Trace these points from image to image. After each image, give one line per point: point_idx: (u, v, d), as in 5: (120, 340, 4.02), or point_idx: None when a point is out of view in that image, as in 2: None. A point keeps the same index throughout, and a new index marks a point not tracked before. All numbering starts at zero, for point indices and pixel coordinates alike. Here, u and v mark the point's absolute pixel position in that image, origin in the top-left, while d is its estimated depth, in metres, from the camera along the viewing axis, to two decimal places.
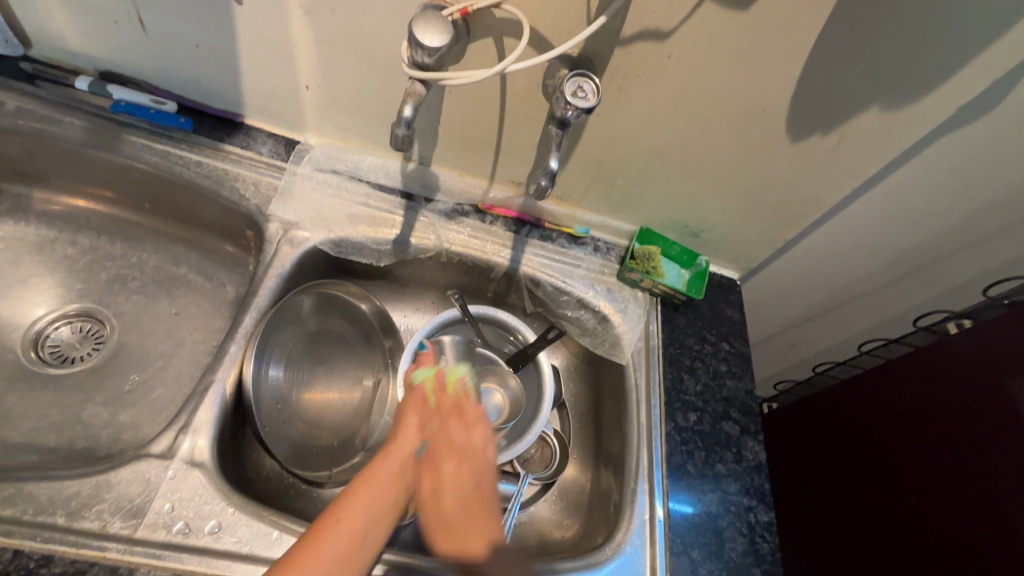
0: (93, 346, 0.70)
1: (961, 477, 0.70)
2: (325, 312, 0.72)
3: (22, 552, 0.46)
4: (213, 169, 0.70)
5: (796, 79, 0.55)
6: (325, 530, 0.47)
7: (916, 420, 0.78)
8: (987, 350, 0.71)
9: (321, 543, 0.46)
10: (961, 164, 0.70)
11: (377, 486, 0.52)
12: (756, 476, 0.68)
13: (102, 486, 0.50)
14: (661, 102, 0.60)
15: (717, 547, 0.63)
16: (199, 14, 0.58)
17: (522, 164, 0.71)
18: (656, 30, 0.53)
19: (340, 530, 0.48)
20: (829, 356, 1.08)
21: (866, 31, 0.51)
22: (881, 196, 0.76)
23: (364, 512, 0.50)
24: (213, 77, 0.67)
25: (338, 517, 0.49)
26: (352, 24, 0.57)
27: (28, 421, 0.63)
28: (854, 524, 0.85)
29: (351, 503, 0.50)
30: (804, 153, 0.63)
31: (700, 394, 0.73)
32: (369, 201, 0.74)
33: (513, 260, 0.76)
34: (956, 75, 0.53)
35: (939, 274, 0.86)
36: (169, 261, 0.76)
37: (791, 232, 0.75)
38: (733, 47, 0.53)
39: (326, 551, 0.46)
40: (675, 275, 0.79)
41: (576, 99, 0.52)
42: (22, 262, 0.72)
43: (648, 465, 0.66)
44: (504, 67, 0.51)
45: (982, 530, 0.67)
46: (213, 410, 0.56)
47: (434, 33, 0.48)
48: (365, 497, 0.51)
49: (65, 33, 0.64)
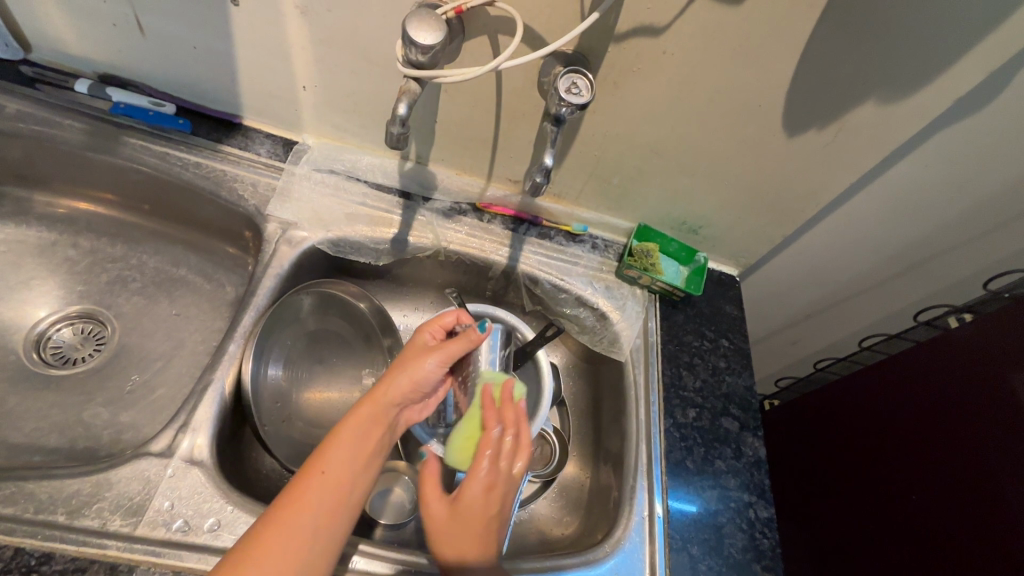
0: (95, 347, 0.71)
1: (965, 474, 0.70)
2: (324, 311, 0.73)
3: (23, 550, 0.46)
4: (211, 171, 0.70)
5: (790, 74, 0.55)
6: (314, 478, 0.47)
7: (918, 417, 0.78)
8: (990, 345, 0.71)
9: (305, 486, 0.47)
10: (958, 158, 0.70)
11: (364, 426, 0.52)
12: (756, 473, 0.68)
13: (102, 484, 0.50)
14: (657, 98, 0.60)
15: (717, 543, 0.63)
16: (195, 15, 0.59)
17: (519, 162, 0.71)
18: (651, 26, 0.53)
19: (325, 473, 0.48)
20: (830, 352, 1.07)
21: (859, 26, 0.51)
22: (879, 192, 0.76)
23: (350, 455, 0.50)
24: (211, 80, 0.68)
25: (326, 465, 0.48)
26: (348, 24, 0.57)
27: (29, 421, 0.63)
28: (857, 522, 0.85)
29: (334, 447, 0.50)
30: (801, 147, 0.63)
31: (699, 391, 0.73)
32: (366, 200, 0.74)
33: (512, 258, 0.76)
34: (953, 66, 0.53)
35: (939, 269, 0.86)
36: (169, 262, 0.76)
37: (790, 228, 0.75)
38: (726, 43, 0.53)
39: (312, 493, 0.46)
40: (673, 272, 0.80)
41: (570, 95, 0.52)
42: (24, 264, 0.72)
43: (646, 460, 0.66)
44: (498, 64, 0.51)
45: (985, 527, 0.66)
46: (212, 409, 0.57)
47: (427, 31, 0.48)
48: (353, 438, 0.51)
49: (65, 36, 0.65)
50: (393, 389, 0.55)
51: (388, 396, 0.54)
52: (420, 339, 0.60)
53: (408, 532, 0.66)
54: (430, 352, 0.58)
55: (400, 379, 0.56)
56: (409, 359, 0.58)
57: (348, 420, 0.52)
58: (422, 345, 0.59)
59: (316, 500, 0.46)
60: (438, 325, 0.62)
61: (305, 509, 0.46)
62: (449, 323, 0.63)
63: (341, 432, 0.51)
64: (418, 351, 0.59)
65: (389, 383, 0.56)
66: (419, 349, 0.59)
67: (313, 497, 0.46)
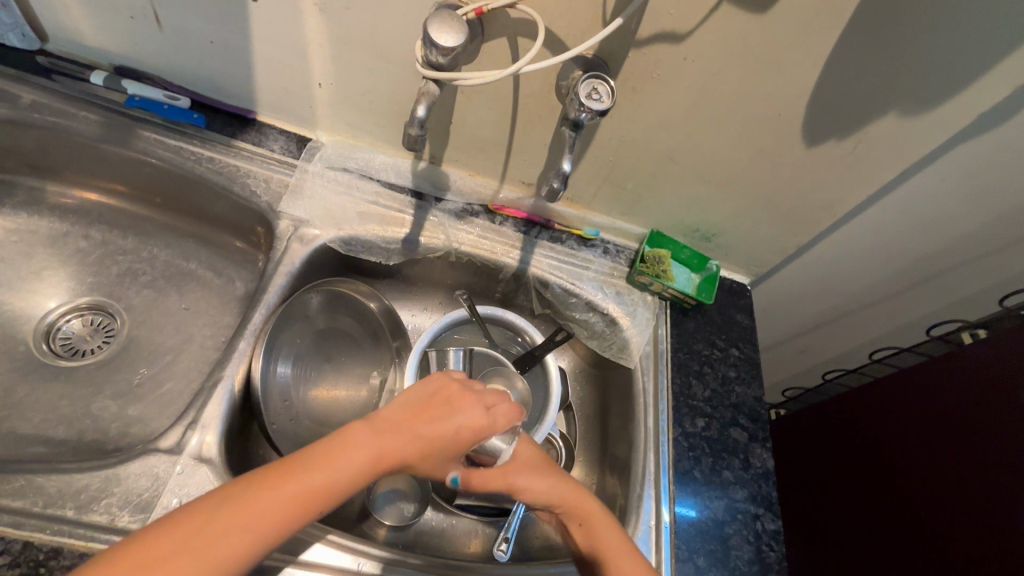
0: (104, 339, 0.71)
1: (977, 490, 0.69)
2: (334, 310, 0.72)
3: (31, 544, 0.46)
4: (224, 166, 0.70)
5: (812, 84, 0.55)
6: (291, 481, 0.43)
7: (928, 432, 0.77)
8: (1001, 361, 0.70)
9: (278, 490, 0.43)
10: (977, 172, 0.69)
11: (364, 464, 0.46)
12: (763, 484, 0.68)
13: (111, 480, 0.50)
14: (675, 106, 0.59)
15: (723, 554, 0.63)
16: (213, 9, 0.58)
17: (533, 165, 0.71)
18: (673, 32, 0.52)
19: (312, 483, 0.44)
20: (839, 363, 1.07)
21: (882, 37, 0.50)
22: (895, 203, 0.75)
23: (334, 486, 0.45)
24: (227, 74, 0.67)
25: (312, 483, 0.44)
26: (367, 22, 0.57)
27: (38, 412, 0.63)
28: (863, 536, 0.84)
29: (338, 464, 0.45)
30: (820, 157, 0.62)
31: (708, 400, 0.72)
32: (378, 199, 0.74)
33: (522, 261, 0.76)
34: (977, 81, 0.52)
35: (953, 283, 0.85)
36: (179, 256, 0.76)
37: (804, 237, 0.74)
38: (748, 50, 0.52)
39: (281, 501, 0.42)
40: (684, 279, 0.79)
41: (591, 101, 0.51)
42: (35, 254, 0.72)
43: (654, 470, 0.66)
44: (519, 68, 0.51)
45: (989, 543, 0.66)
46: (221, 407, 0.57)
47: (448, 33, 0.48)
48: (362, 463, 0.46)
49: (82, 28, 0.65)
50: (405, 443, 0.48)
51: (403, 448, 0.48)
52: (453, 418, 0.51)
53: (413, 534, 0.66)
54: (447, 429, 0.50)
55: (414, 442, 0.49)
56: (432, 433, 0.50)
57: (358, 440, 0.46)
58: (445, 421, 0.50)
59: (281, 511, 0.42)
60: (456, 395, 0.52)
61: (259, 517, 0.42)
62: (490, 430, 0.52)
63: (348, 454, 0.46)
64: (438, 419, 0.50)
65: (406, 437, 0.48)
66: (445, 429, 0.50)
67: (291, 503, 0.43)
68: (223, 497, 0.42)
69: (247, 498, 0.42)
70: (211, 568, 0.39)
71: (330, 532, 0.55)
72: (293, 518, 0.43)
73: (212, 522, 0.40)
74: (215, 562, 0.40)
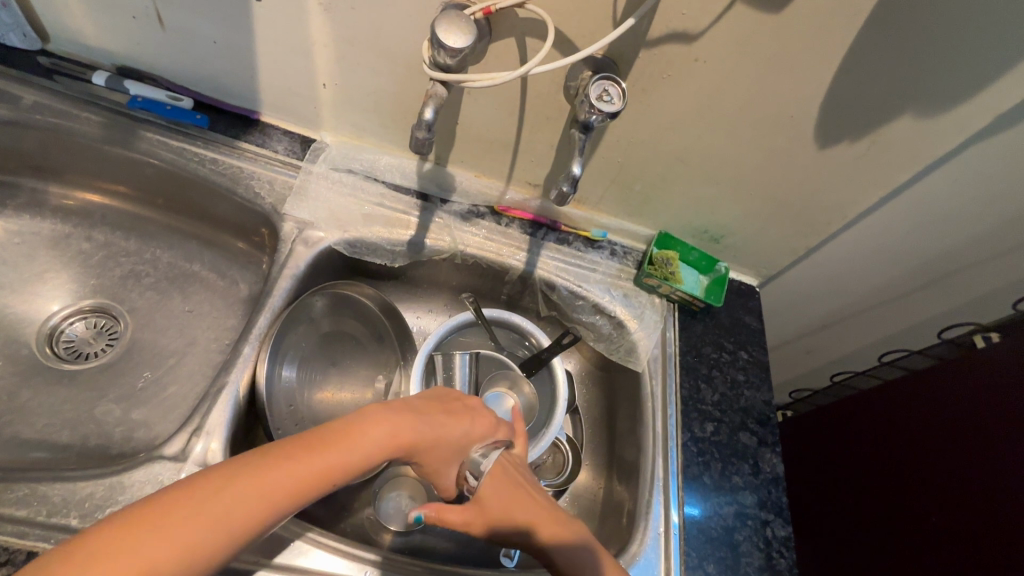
0: (107, 341, 0.70)
1: (989, 497, 0.68)
2: (339, 313, 0.72)
3: (36, 554, 0.46)
4: (228, 167, 0.69)
5: (825, 86, 0.54)
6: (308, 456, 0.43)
7: (940, 436, 0.77)
8: (1012, 365, 0.70)
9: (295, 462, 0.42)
10: (992, 172, 0.68)
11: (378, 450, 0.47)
12: (773, 490, 0.67)
13: (116, 488, 0.50)
14: (686, 107, 0.58)
15: (733, 561, 0.62)
16: (216, 9, 0.57)
17: (540, 166, 0.70)
18: (685, 32, 0.51)
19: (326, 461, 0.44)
20: (847, 364, 1.05)
21: (898, 37, 0.49)
22: (907, 204, 0.74)
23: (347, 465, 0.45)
24: (230, 74, 0.66)
25: (327, 461, 0.44)
26: (372, 22, 0.56)
27: (41, 417, 0.63)
28: (874, 541, 0.84)
29: (353, 444, 0.45)
30: (832, 159, 0.61)
31: (717, 404, 0.71)
32: (383, 201, 0.73)
33: (528, 263, 0.75)
34: (996, 83, 0.51)
35: (964, 285, 0.84)
36: (183, 258, 0.76)
37: (814, 239, 0.73)
38: (761, 51, 0.51)
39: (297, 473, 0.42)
40: (692, 281, 0.78)
41: (601, 103, 0.50)
42: (38, 257, 0.72)
43: (663, 475, 0.65)
44: (528, 70, 0.50)
45: (1000, 550, 0.65)
46: (226, 414, 0.56)
47: (456, 34, 0.47)
48: (377, 448, 0.47)
49: (84, 28, 0.64)
50: (419, 435, 0.50)
51: (415, 439, 0.50)
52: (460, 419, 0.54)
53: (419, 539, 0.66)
54: (455, 429, 0.53)
55: (426, 437, 0.51)
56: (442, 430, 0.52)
57: (373, 426, 0.47)
58: (455, 422, 0.53)
59: (294, 484, 0.42)
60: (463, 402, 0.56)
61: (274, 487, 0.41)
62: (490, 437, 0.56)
63: (367, 435, 0.47)
64: (447, 418, 0.53)
65: (420, 430, 0.50)
66: (453, 428, 0.53)
67: (305, 479, 0.42)
68: (234, 469, 0.41)
69: (261, 469, 0.41)
70: (216, 534, 0.38)
71: (338, 542, 0.54)
72: (303, 493, 0.42)
73: (225, 489, 0.39)
74: (222, 527, 0.38)
